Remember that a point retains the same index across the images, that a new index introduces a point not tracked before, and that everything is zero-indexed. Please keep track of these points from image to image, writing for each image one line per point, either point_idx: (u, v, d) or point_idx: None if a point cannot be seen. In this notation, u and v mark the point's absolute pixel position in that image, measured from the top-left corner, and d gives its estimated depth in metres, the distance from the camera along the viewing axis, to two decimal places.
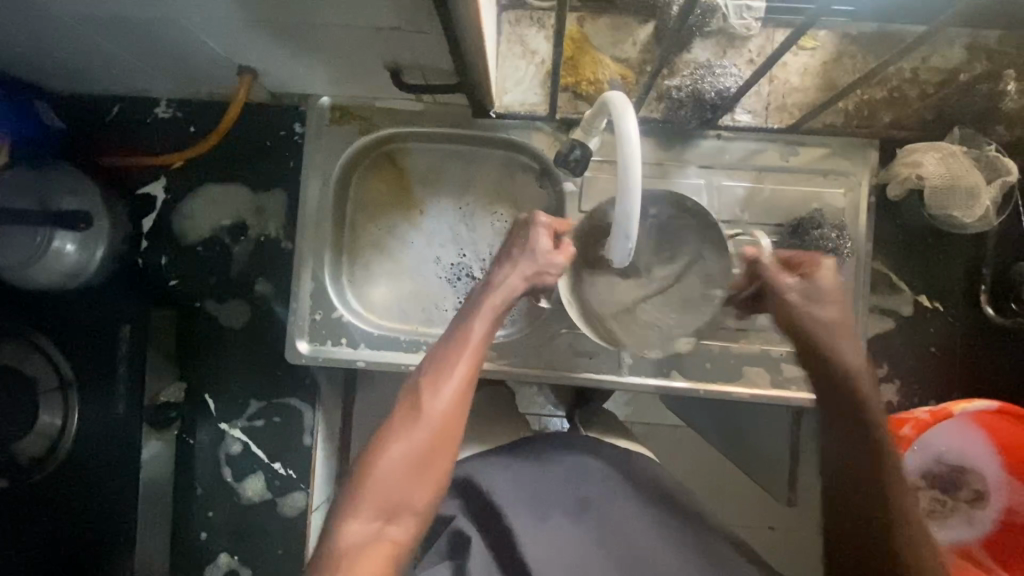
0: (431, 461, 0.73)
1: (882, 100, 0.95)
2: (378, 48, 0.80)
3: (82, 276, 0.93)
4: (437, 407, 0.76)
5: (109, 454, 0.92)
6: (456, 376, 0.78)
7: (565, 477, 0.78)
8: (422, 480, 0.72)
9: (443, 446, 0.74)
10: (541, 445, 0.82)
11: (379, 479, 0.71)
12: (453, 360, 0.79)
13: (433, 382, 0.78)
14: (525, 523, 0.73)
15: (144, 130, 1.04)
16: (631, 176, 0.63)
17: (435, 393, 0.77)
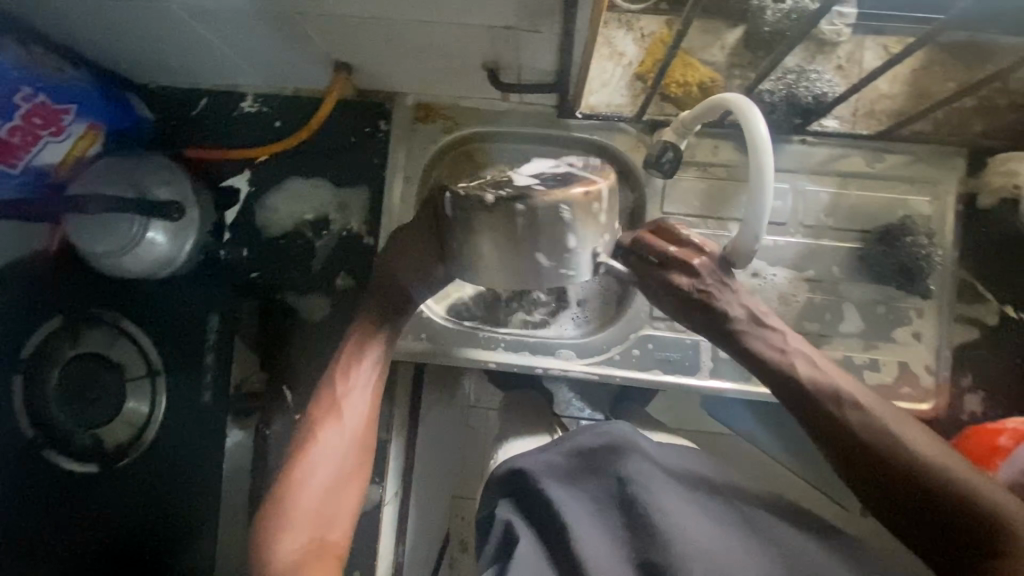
0: (342, 486, 0.78)
1: (973, 109, 0.95)
2: (482, 47, 0.81)
3: (172, 267, 0.96)
4: (334, 444, 0.79)
5: (196, 440, 0.95)
6: (359, 388, 0.83)
7: (612, 470, 0.72)
8: (346, 488, 0.78)
9: (350, 471, 0.79)
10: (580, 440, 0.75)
11: (292, 507, 0.75)
12: (352, 374, 0.84)
13: (337, 400, 0.82)
14: (580, 522, 0.68)
15: (229, 124, 1.05)
16: (767, 174, 0.65)
17: (334, 426, 0.80)
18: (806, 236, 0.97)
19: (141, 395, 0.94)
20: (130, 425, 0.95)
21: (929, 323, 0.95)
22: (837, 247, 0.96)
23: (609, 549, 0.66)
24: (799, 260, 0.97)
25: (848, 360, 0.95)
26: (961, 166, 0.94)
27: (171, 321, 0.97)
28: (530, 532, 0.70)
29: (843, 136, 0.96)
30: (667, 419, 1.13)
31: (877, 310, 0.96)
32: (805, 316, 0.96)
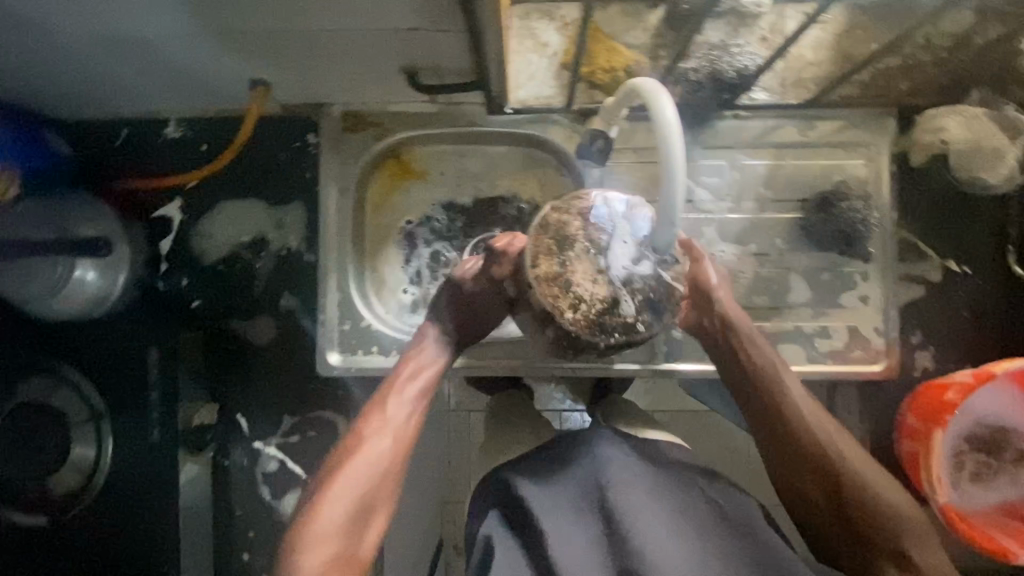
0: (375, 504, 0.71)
1: (898, 68, 0.94)
2: (396, 51, 0.79)
3: (105, 305, 0.91)
4: (375, 455, 0.73)
5: (149, 479, 0.92)
6: (406, 398, 0.79)
7: (584, 473, 0.72)
8: (380, 501, 0.72)
9: (384, 491, 0.72)
10: (562, 445, 0.76)
11: (323, 521, 0.68)
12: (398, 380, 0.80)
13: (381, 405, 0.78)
14: (556, 530, 0.68)
15: (154, 152, 1.02)
16: (673, 160, 0.62)
17: (374, 438, 0.75)
18: (746, 211, 0.97)
19: (85, 442, 0.90)
20: (78, 473, 0.90)
21: (874, 285, 0.96)
22: (778, 218, 0.96)
23: (582, 555, 0.67)
24: (742, 235, 0.97)
25: (798, 330, 0.96)
26: (893, 126, 0.95)
27: (109, 359, 0.92)
28: (512, 539, 0.71)
29: (773, 107, 0.95)
30: (643, 402, 1.12)
31: (822, 278, 0.96)
32: (753, 291, 0.96)
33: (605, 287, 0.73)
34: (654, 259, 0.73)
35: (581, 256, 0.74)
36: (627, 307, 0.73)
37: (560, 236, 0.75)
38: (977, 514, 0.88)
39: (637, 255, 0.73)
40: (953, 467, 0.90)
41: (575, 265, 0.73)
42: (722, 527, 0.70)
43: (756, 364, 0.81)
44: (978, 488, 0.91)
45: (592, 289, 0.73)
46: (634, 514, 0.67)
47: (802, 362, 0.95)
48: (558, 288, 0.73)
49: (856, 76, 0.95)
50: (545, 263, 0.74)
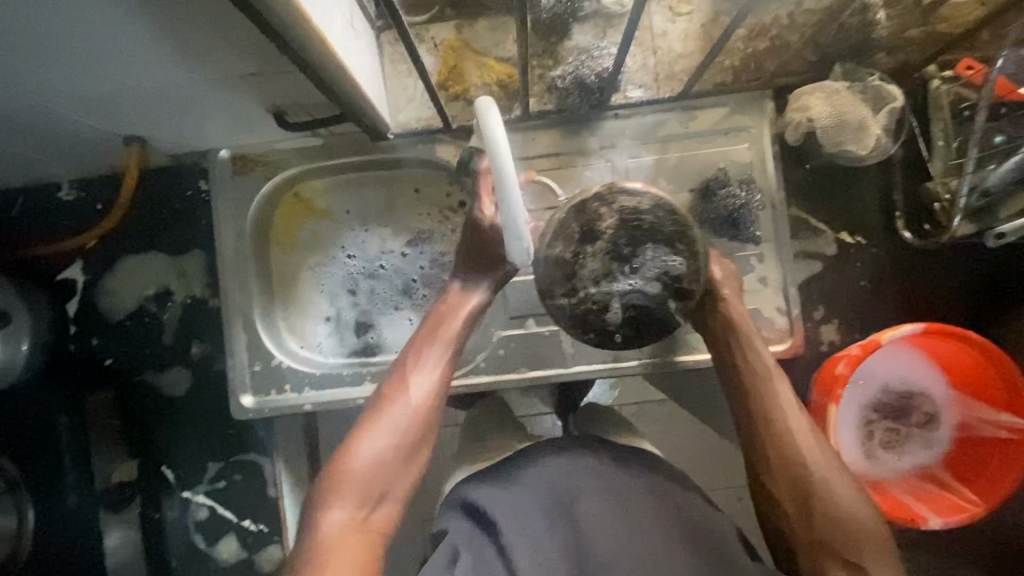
0: (416, 438, 0.73)
1: (766, 50, 0.95)
2: (253, 96, 0.81)
3: (13, 373, 0.92)
4: (416, 387, 0.76)
5: (73, 542, 0.94)
6: (433, 365, 0.78)
7: (549, 477, 0.77)
8: (407, 465, 0.72)
9: (430, 419, 0.75)
10: (536, 450, 0.82)
11: (371, 448, 0.71)
12: (428, 345, 0.80)
13: (408, 370, 0.78)
14: (516, 533, 0.71)
15: (50, 217, 1.02)
16: (505, 173, 0.64)
17: (415, 371, 0.77)
18: None
19: (6, 513, 0.92)
20: (5, 542, 0.92)
21: (771, 266, 0.96)
22: None
23: (537, 557, 0.69)
24: None
25: None
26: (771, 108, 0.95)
27: (24, 428, 0.96)
28: (474, 540, 0.73)
29: (650, 103, 0.96)
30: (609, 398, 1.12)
31: None
32: None
33: (611, 293, 0.78)
34: (668, 286, 0.79)
35: (597, 253, 0.78)
36: (612, 315, 0.79)
37: (631, 232, 0.78)
38: (891, 482, 0.90)
39: (652, 277, 0.78)
40: (863, 437, 0.91)
41: (588, 262, 0.78)
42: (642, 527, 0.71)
43: (757, 358, 0.80)
44: (892, 455, 0.92)
45: (602, 293, 0.78)
46: (590, 514, 0.72)
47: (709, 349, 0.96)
48: (560, 275, 0.78)
49: (725, 63, 0.96)
50: (561, 248, 0.78)
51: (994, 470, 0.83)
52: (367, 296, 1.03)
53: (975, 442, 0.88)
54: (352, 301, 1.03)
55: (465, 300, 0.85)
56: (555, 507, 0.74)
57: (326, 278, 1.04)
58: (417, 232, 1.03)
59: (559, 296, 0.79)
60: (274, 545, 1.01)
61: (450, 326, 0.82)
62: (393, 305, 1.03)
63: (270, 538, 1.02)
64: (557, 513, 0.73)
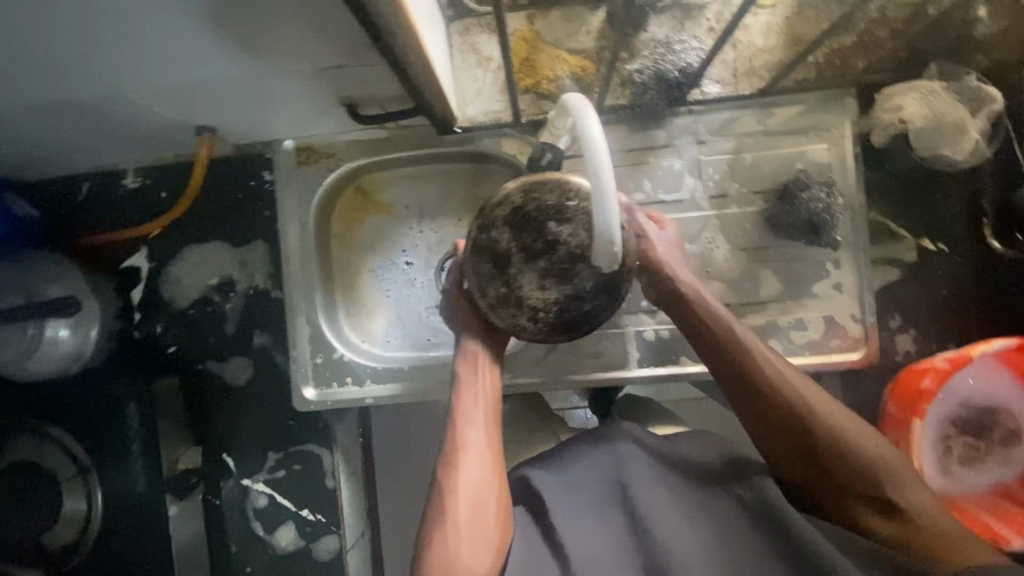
0: (484, 525, 0.71)
1: (854, 46, 0.91)
2: (329, 88, 0.80)
3: (83, 359, 0.93)
4: (469, 476, 0.73)
5: (138, 528, 0.94)
6: (472, 446, 0.75)
7: (606, 469, 0.77)
8: (485, 543, 0.70)
9: (496, 490, 0.73)
10: (579, 443, 0.80)
11: (447, 546, 0.70)
12: (461, 428, 0.77)
13: (451, 459, 0.75)
14: (568, 521, 0.74)
15: (115, 204, 1.03)
16: (601, 174, 0.61)
17: (461, 463, 0.74)
18: (709, 207, 0.95)
19: (75, 496, 0.93)
20: (73, 524, 0.93)
21: (847, 271, 0.93)
22: (742, 212, 0.94)
23: (595, 544, 0.73)
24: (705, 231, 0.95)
25: (773, 325, 0.94)
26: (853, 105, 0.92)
27: (88, 414, 0.93)
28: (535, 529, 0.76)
29: (727, 99, 0.93)
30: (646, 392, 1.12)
31: (793, 267, 0.94)
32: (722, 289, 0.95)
33: (557, 292, 0.75)
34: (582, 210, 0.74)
35: (522, 266, 0.76)
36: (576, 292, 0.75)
37: (523, 219, 0.75)
38: (967, 498, 0.87)
39: (568, 229, 0.74)
40: (941, 453, 0.88)
41: (521, 277, 0.76)
42: (699, 517, 0.73)
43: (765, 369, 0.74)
44: (972, 472, 0.89)
45: (549, 289, 0.75)
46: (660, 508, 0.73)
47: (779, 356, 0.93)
48: (511, 307, 0.77)
49: (810, 59, 0.92)
50: (491, 288, 0.77)
51: None
52: (423, 293, 1.04)
53: None
54: (410, 296, 1.04)
55: (484, 374, 0.81)
56: (610, 500, 0.76)
57: (384, 272, 1.04)
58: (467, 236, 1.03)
59: (528, 320, 0.77)
60: (330, 536, 1.03)
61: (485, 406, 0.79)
62: None
63: (327, 528, 1.03)
64: (614, 504, 0.76)
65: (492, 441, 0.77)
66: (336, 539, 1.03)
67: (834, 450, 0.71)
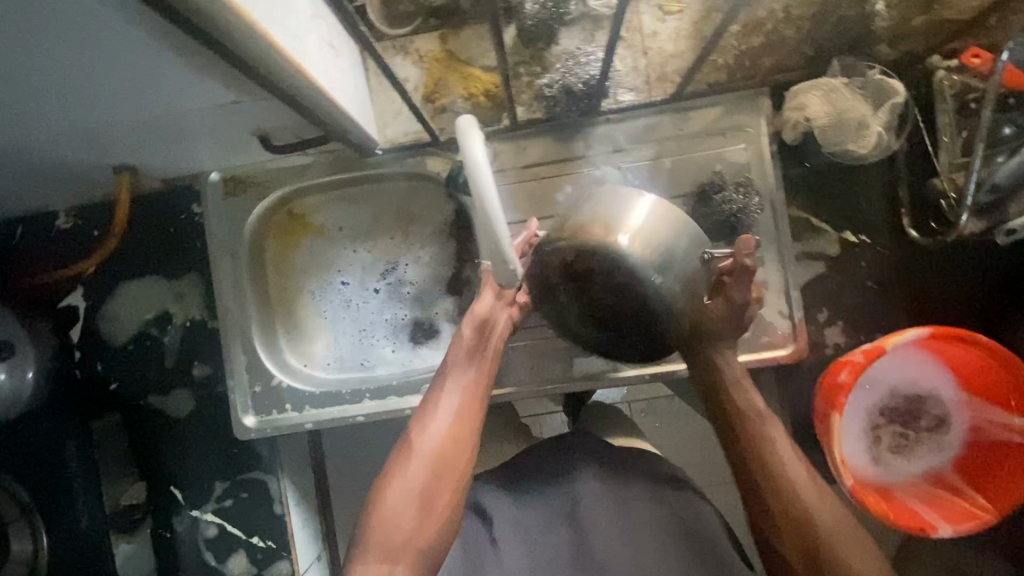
0: (438, 489, 0.71)
1: (761, 46, 0.92)
2: (235, 121, 0.81)
3: (21, 403, 0.92)
4: (435, 435, 0.74)
5: (86, 561, 0.95)
6: (444, 410, 0.76)
7: (554, 480, 0.80)
8: (430, 512, 0.70)
9: (457, 460, 0.73)
10: (538, 454, 0.83)
11: (394, 500, 0.69)
12: (438, 394, 0.78)
13: (421, 419, 0.76)
14: (508, 536, 0.76)
15: (50, 246, 1.03)
16: (485, 195, 0.62)
17: (434, 421, 0.75)
18: None
19: (20, 538, 0.93)
20: (18, 568, 0.92)
21: (772, 268, 0.94)
22: None
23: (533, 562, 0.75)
24: None
25: None
26: (767, 105, 0.93)
27: (31, 455, 0.95)
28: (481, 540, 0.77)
29: (641, 106, 0.94)
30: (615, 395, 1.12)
31: None
32: None
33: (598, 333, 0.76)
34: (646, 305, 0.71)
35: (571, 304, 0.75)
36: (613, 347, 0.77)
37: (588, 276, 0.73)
38: (899, 486, 0.87)
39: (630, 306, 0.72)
40: (870, 442, 0.89)
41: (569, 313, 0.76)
42: (637, 528, 0.74)
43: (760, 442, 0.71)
44: (902, 460, 0.89)
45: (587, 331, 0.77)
46: (599, 523, 0.75)
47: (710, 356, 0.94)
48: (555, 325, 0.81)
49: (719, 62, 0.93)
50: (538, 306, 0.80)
51: (1007, 476, 0.80)
52: (360, 315, 1.05)
53: (988, 448, 0.85)
54: (349, 319, 1.05)
55: (481, 341, 0.83)
56: (557, 517, 0.78)
57: (322, 296, 1.05)
58: (397, 257, 1.04)
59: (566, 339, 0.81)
60: (283, 561, 1.03)
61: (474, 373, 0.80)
62: (387, 326, 1.04)
63: (279, 553, 1.03)
64: (560, 520, 0.77)
65: (470, 407, 0.77)
66: (288, 564, 1.03)
67: (790, 508, 0.66)
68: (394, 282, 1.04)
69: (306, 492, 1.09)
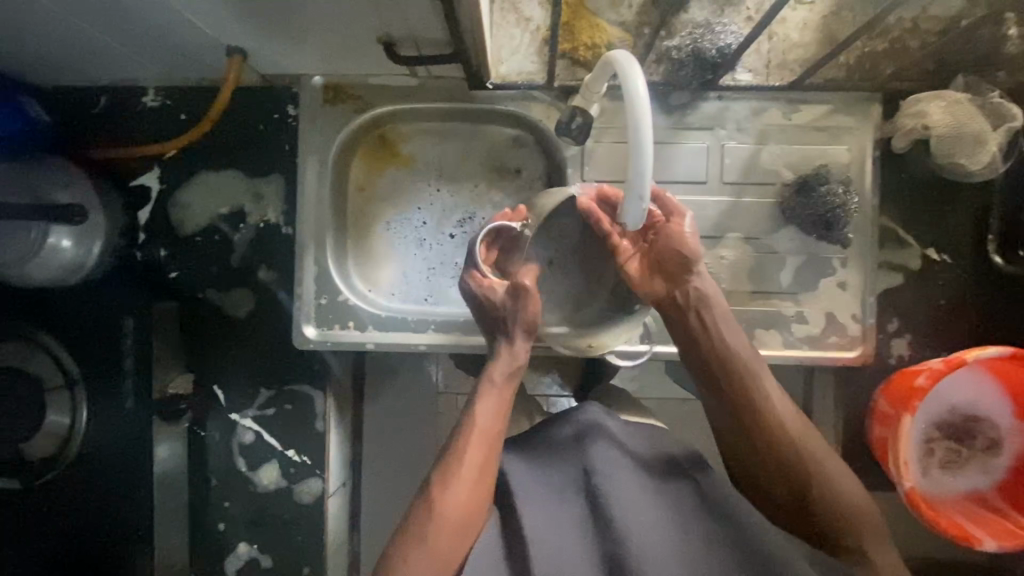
0: (455, 540, 0.70)
1: (884, 52, 0.93)
2: (371, 23, 0.79)
3: (82, 272, 0.91)
4: (457, 493, 0.71)
5: (127, 443, 0.93)
6: (467, 465, 0.73)
7: (568, 454, 0.77)
8: (447, 558, 0.69)
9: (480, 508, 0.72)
10: (551, 432, 0.81)
11: (411, 549, 0.69)
12: (462, 448, 0.74)
13: (443, 477, 0.73)
14: (529, 507, 0.73)
15: (133, 121, 1.02)
16: (640, 133, 0.63)
17: (454, 475, 0.73)
18: (726, 193, 0.95)
19: (60, 410, 0.90)
20: (53, 438, 0.90)
21: (853, 271, 0.94)
22: (758, 202, 0.95)
23: (551, 525, 0.71)
24: (720, 221, 0.95)
25: (775, 314, 0.95)
26: (878, 113, 0.93)
27: (85, 330, 0.93)
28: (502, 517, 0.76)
29: (756, 88, 0.94)
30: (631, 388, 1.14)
31: (802, 261, 0.95)
32: (733, 275, 0.96)
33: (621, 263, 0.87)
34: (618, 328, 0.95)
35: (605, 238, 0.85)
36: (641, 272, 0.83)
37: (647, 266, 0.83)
38: (944, 501, 0.89)
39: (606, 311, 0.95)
40: (923, 453, 0.91)
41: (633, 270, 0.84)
42: (669, 506, 0.73)
43: (761, 404, 0.77)
44: (948, 474, 0.91)
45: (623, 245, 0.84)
46: (615, 498, 0.71)
47: (778, 346, 0.95)
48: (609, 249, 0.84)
49: (842, 59, 0.93)
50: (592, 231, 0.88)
51: None
52: (431, 250, 1.02)
53: None
54: (418, 251, 1.03)
55: (510, 383, 0.81)
56: (572, 491, 0.75)
57: (396, 224, 1.03)
58: (480, 201, 1.02)
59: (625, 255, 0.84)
60: (313, 479, 1.02)
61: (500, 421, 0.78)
62: (455, 267, 1.02)
63: (311, 471, 1.02)
64: (575, 490, 0.75)
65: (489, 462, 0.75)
66: (318, 483, 1.02)
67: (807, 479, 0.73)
68: (470, 229, 1.02)
69: (344, 417, 1.08)
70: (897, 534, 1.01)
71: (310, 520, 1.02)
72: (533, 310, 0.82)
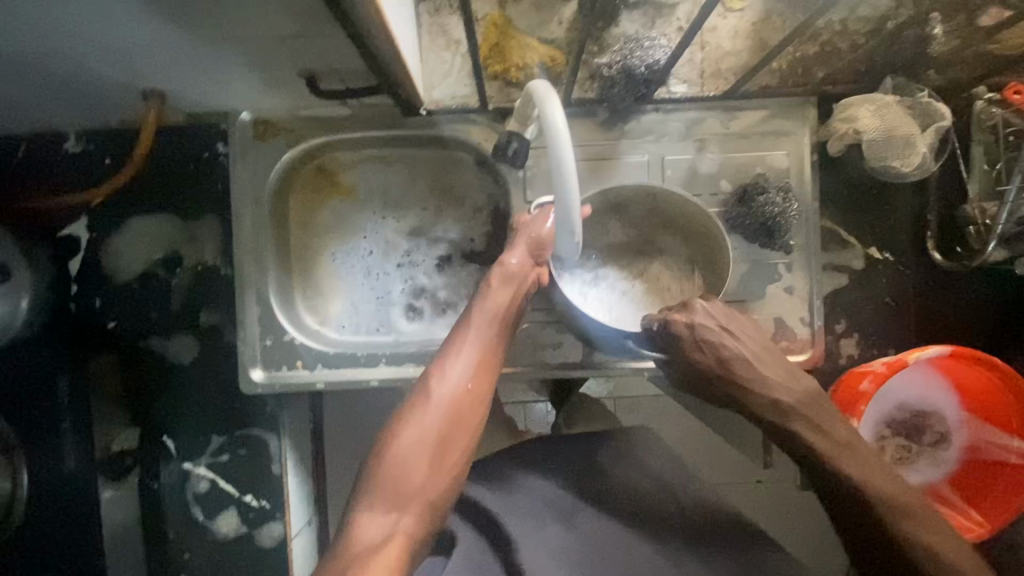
0: (449, 446, 0.72)
1: (814, 57, 0.93)
2: (288, 59, 0.76)
3: (9, 332, 0.86)
4: (454, 383, 0.75)
5: (69, 505, 0.92)
6: (463, 363, 0.76)
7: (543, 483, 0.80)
8: (440, 462, 0.71)
9: (474, 408, 0.75)
10: (524, 455, 0.83)
11: (409, 444, 0.71)
12: (460, 346, 0.78)
13: (440, 368, 0.76)
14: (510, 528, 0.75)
15: (55, 170, 0.98)
16: (560, 166, 0.62)
17: (451, 370, 0.76)
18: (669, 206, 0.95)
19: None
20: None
21: (798, 275, 0.95)
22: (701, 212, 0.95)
23: (530, 546, 0.74)
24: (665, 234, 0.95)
25: None
26: (812, 117, 0.93)
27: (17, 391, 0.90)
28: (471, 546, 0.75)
29: (692, 99, 0.93)
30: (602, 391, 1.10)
31: (748, 269, 0.95)
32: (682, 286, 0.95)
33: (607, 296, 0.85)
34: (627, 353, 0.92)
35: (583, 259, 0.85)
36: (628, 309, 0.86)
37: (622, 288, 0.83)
38: None
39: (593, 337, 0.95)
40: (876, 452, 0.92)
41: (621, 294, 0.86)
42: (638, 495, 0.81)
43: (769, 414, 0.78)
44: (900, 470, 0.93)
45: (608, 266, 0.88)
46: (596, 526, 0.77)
47: None
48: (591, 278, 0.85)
49: (774, 65, 0.93)
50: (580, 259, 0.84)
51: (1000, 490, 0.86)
52: (377, 281, 1.00)
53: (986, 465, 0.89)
54: (363, 282, 1.00)
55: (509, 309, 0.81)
56: (552, 511, 0.78)
57: (340, 256, 1.01)
58: (425, 227, 1.00)
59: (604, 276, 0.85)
60: (275, 523, 0.99)
61: (495, 335, 0.80)
62: (403, 298, 1.00)
63: (272, 515, 0.99)
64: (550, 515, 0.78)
65: (484, 371, 0.78)
66: (281, 526, 0.99)
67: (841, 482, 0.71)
68: (416, 256, 1.00)
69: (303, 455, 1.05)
70: (814, 528, 1.08)
71: (273, 565, 0.99)
72: (520, 263, 0.82)
